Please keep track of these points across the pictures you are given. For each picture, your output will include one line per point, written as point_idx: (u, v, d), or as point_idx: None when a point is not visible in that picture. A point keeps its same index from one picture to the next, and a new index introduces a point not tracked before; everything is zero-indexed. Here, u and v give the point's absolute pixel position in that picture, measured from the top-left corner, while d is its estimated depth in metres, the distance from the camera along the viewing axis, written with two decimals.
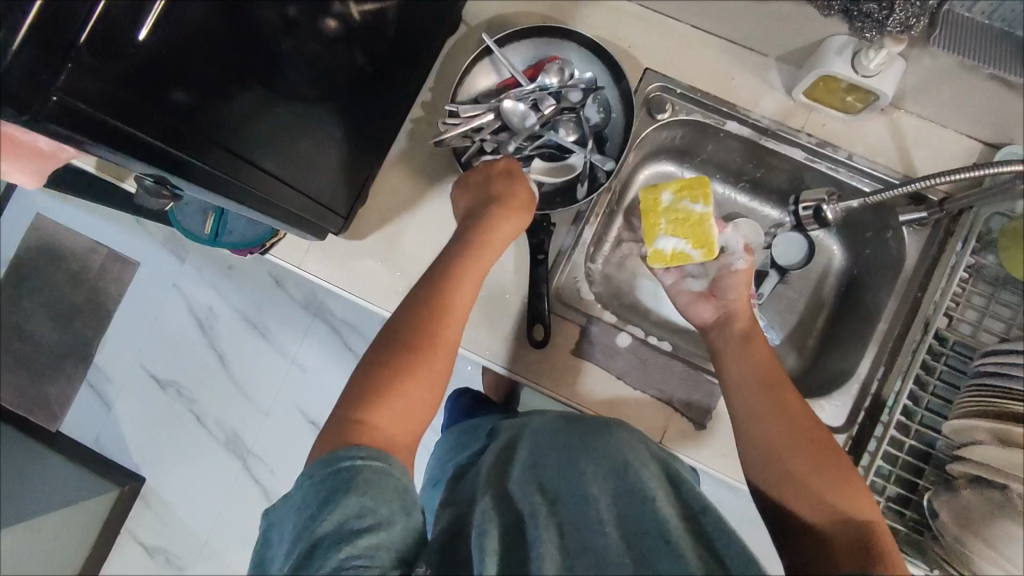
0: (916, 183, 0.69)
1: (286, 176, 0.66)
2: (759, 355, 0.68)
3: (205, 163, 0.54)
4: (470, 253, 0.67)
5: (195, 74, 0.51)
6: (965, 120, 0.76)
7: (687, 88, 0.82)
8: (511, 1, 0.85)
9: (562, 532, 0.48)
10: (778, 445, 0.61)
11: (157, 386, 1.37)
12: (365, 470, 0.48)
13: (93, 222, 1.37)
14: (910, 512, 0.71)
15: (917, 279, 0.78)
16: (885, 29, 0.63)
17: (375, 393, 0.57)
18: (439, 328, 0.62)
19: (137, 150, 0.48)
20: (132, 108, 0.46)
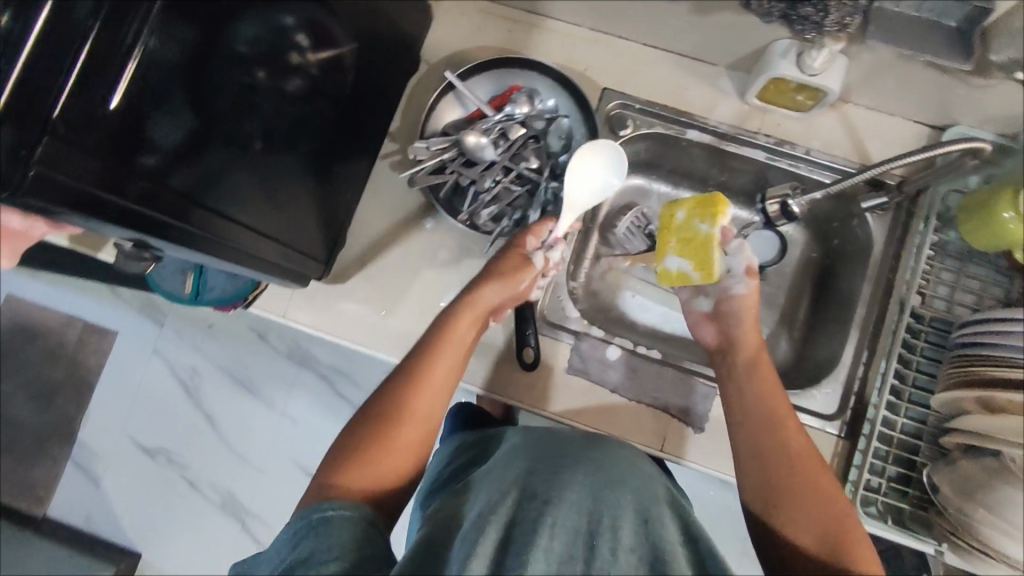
0: (873, 170, 0.72)
1: (273, 231, 0.69)
2: (767, 389, 0.68)
3: (184, 223, 0.56)
4: (449, 325, 0.68)
5: (169, 136, 0.53)
6: (909, 107, 0.80)
7: (645, 103, 0.85)
8: (467, 37, 0.88)
9: (553, 536, 0.50)
10: (776, 474, 0.62)
11: (145, 456, 1.33)
12: (335, 517, 0.52)
13: (67, 294, 1.35)
14: (912, 490, 0.72)
15: (887, 261, 0.81)
16: (823, 29, 0.64)
17: (349, 457, 0.60)
18: (412, 401, 0.64)
19: (118, 218, 0.50)
20: (115, 178, 0.48)
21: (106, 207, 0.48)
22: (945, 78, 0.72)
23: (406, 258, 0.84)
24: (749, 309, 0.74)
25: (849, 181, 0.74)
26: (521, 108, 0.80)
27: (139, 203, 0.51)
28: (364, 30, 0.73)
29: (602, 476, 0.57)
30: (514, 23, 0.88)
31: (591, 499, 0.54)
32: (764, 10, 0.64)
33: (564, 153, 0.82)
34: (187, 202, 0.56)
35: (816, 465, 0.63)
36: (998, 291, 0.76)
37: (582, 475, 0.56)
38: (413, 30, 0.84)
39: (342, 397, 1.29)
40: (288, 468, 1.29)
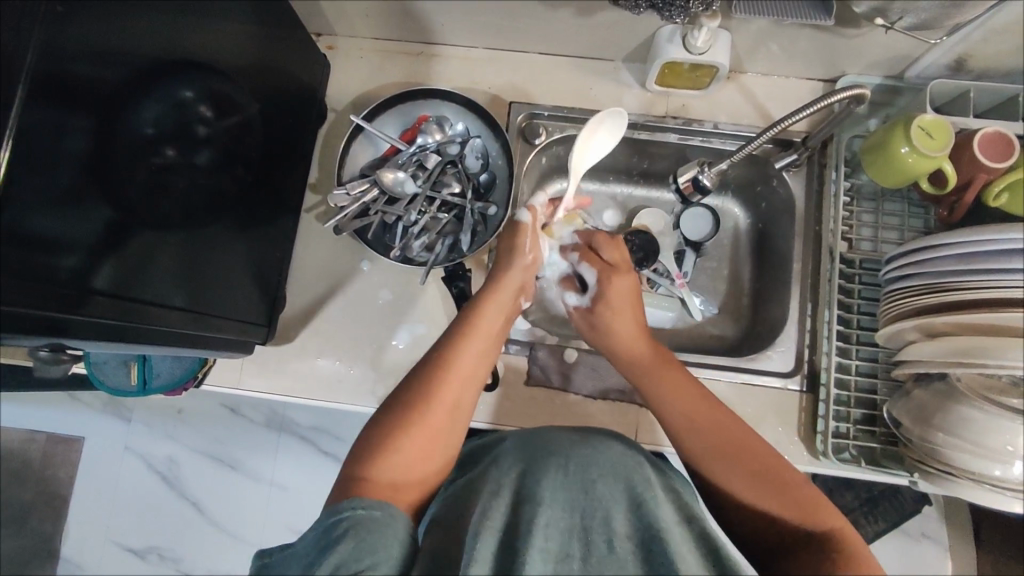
0: (773, 129, 0.73)
1: (210, 306, 0.68)
2: (690, 390, 0.65)
3: (96, 315, 0.52)
4: (471, 312, 0.67)
5: (68, 237, 0.50)
6: (800, 67, 0.83)
7: (553, 109, 0.86)
8: (369, 78, 0.89)
9: (548, 536, 0.51)
10: (736, 480, 0.59)
11: (135, 557, 1.29)
12: (364, 518, 0.49)
13: (24, 410, 1.31)
14: (879, 428, 0.74)
15: (811, 214, 0.83)
16: (691, 11, 0.64)
17: (381, 445, 0.57)
18: (442, 389, 0.61)
19: (28, 327, 0.47)
20: (21, 288, 0.46)
21: (14, 319, 0.45)
22: (822, 34, 0.75)
23: (351, 303, 0.84)
24: (623, 303, 0.73)
25: (751, 145, 0.75)
26: (434, 136, 0.82)
27: (57, 310, 0.48)
28: (256, 88, 0.73)
29: (593, 471, 0.56)
30: (412, 56, 0.89)
31: (584, 495, 0.54)
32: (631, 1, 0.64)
33: (483, 173, 0.83)
34: (109, 299, 0.54)
35: (765, 454, 0.60)
36: (916, 222, 0.80)
37: (573, 471, 0.56)
38: (313, 82, 0.85)
39: (324, 454, 1.26)
40: (284, 536, 1.26)
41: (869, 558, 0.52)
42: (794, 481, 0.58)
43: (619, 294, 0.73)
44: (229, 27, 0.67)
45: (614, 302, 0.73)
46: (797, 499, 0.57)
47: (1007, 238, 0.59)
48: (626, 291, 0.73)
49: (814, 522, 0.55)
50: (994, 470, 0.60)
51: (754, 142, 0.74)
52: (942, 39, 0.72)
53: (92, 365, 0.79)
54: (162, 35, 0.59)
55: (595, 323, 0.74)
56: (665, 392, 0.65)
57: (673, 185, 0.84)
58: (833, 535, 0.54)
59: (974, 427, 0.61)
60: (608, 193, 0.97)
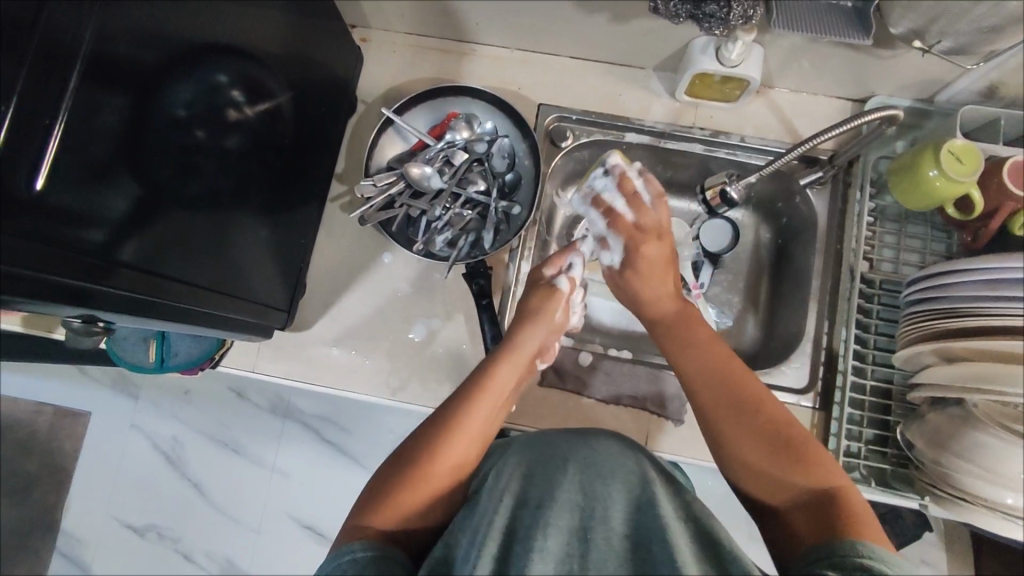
0: (798, 149, 0.73)
1: (232, 289, 0.69)
2: (711, 345, 0.67)
3: (118, 288, 0.53)
4: (480, 376, 0.67)
5: (105, 210, 0.52)
6: (829, 85, 0.83)
7: (581, 113, 0.87)
8: (400, 72, 0.90)
9: (547, 535, 0.51)
10: (738, 433, 0.59)
11: (135, 534, 1.30)
12: (364, 560, 0.49)
13: (36, 382, 1.32)
14: (891, 450, 0.74)
15: (834, 233, 0.84)
16: (731, 24, 0.61)
17: (385, 496, 0.57)
18: (450, 442, 0.61)
19: (52, 293, 0.48)
20: (51, 256, 0.46)
21: (41, 285, 0.47)
22: (857, 54, 0.76)
23: (369, 294, 0.85)
24: (651, 269, 0.74)
25: (779, 161, 0.75)
26: (462, 133, 0.83)
27: (84, 281, 0.49)
28: (288, 76, 0.73)
29: (596, 473, 0.58)
30: (445, 54, 0.90)
31: (582, 497, 0.55)
32: (669, 10, 0.60)
33: (508, 172, 0.83)
34: (136, 272, 0.55)
35: (778, 409, 0.61)
36: (939, 246, 0.80)
37: (573, 474, 0.57)
38: (346, 73, 0.86)
39: (329, 443, 1.27)
40: (284, 522, 1.27)
41: (868, 511, 0.52)
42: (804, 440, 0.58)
43: (649, 260, 0.74)
44: (270, 14, 0.68)
45: (639, 266, 0.74)
46: (801, 452, 0.57)
47: (1011, 266, 0.60)
48: (655, 257, 0.74)
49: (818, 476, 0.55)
50: (1005, 498, 0.60)
51: (779, 159, 0.75)
52: (978, 65, 0.72)
53: (112, 341, 0.80)
54: (210, 19, 0.60)
55: (623, 286, 0.77)
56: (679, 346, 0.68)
57: (700, 197, 0.84)
58: (831, 489, 0.54)
59: (987, 453, 0.61)
60: None
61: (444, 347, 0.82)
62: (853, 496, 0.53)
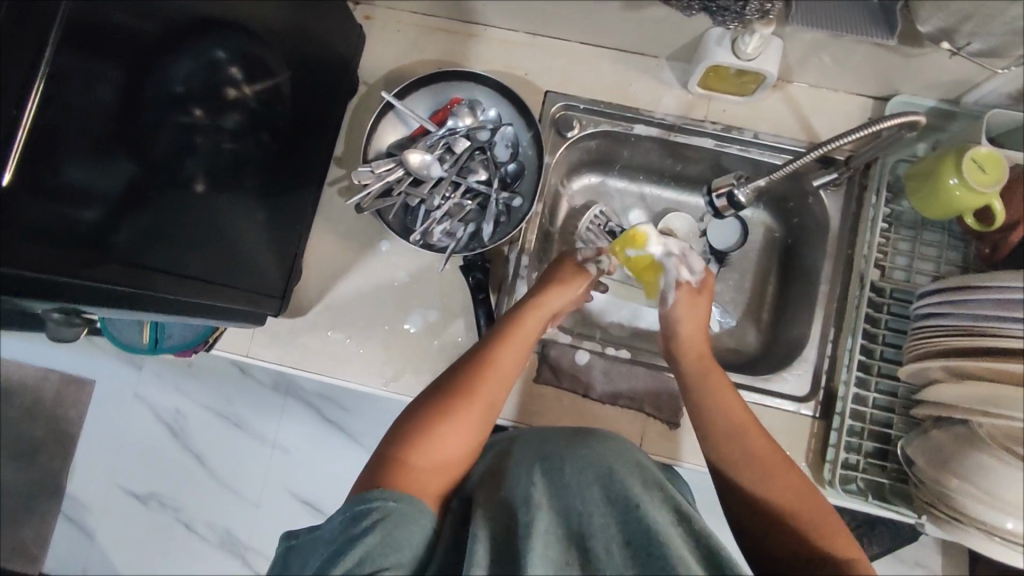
0: (817, 151, 0.69)
1: (220, 278, 0.67)
2: (734, 404, 0.67)
3: (96, 280, 0.51)
4: (512, 320, 0.71)
5: (89, 193, 0.50)
6: (850, 81, 0.79)
7: (589, 102, 0.84)
8: (405, 52, 0.87)
9: (546, 542, 0.49)
10: (760, 489, 0.61)
11: (139, 502, 1.32)
12: (393, 513, 0.50)
13: (41, 349, 1.33)
14: (891, 464, 0.72)
15: (845, 237, 0.81)
16: (745, 18, 0.57)
17: (419, 429, 0.60)
18: (482, 383, 0.65)
19: (16, 287, 0.45)
20: (15, 246, 0.44)
21: (15, 280, 0.45)
22: (881, 51, 0.72)
23: (366, 281, 0.83)
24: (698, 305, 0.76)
25: (792, 165, 0.72)
26: (464, 120, 0.80)
27: (58, 274, 0.47)
28: (288, 57, 0.71)
29: (591, 475, 0.55)
30: (451, 35, 0.87)
31: (580, 500, 0.53)
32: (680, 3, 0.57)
33: (511, 163, 0.81)
34: (117, 266, 0.53)
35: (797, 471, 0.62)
36: (955, 255, 0.76)
37: (569, 477, 0.55)
38: (348, 53, 0.83)
39: (327, 422, 1.27)
40: (282, 496, 1.28)
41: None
42: (820, 507, 0.59)
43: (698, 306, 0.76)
44: None
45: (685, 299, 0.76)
46: (822, 519, 0.57)
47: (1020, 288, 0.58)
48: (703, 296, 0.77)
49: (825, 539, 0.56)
50: (1006, 523, 0.58)
51: (794, 163, 0.71)
52: (1009, 68, 0.68)
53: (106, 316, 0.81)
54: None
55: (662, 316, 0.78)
56: (714, 399, 0.68)
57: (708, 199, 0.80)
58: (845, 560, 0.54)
59: (990, 477, 0.59)
60: (637, 192, 0.97)
61: (440, 338, 0.81)
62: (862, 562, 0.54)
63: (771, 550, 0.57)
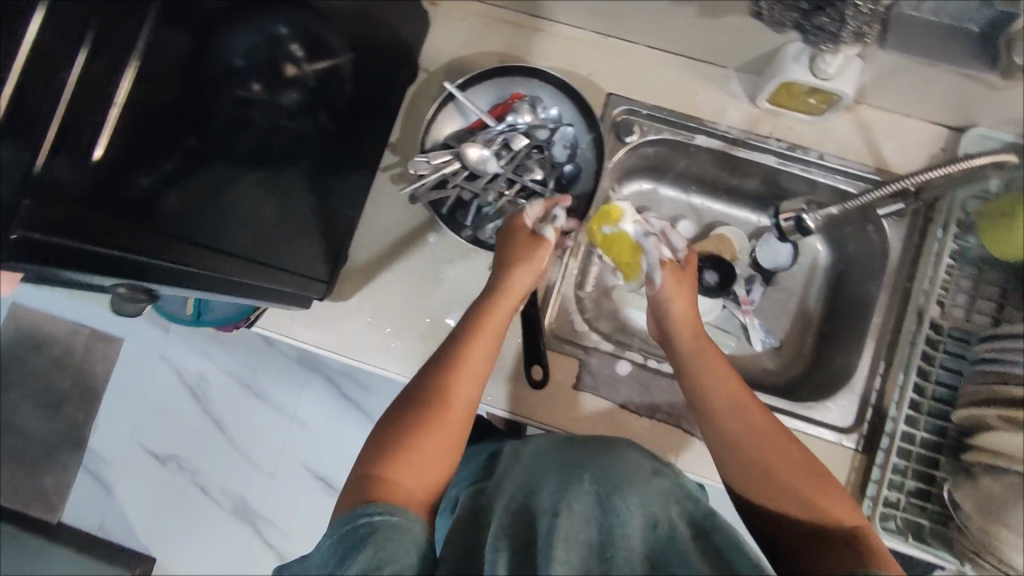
0: (904, 181, 0.69)
1: (279, 261, 0.67)
2: (722, 368, 0.66)
3: (171, 260, 0.52)
4: (486, 306, 0.68)
5: (170, 172, 0.51)
6: (927, 109, 0.77)
7: (652, 108, 0.82)
8: (468, 42, 0.85)
9: (568, 549, 0.46)
10: (754, 456, 0.61)
11: (157, 463, 1.33)
12: (383, 526, 0.48)
13: (73, 304, 1.34)
14: (932, 506, 0.70)
15: (905, 269, 0.79)
16: (840, 40, 0.55)
17: (393, 445, 0.57)
18: (454, 383, 0.62)
19: (98, 264, 0.46)
20: (96, 220, 0.45)
21: (99, 258, 0.46)
22: (967, 81, 0.69)
23: (411, 271, 0.83)
24: (683, 276, 0.74)
25: (866, 197, 0.71)
26: (524, 117, 0.78)
27: (138, 253, 0.48)
28: (359, 41, 0.70)
29: (611, 485, 0.52)
30: (516, 27, 0.85)
31: (601, 510, 0.50)
32: (775, 19, 0.56)
33: (568, 164, 0.79)
34: (191, 247, 0.54)
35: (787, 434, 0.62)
36: (1019, 298, 0.74)
37: (588, 484, 0.52)
38: (412, 38, 0.82)
39: (350, 403, 1.28)
40: (298, 471, 1.29)
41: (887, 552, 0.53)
42: (813, 468, 0.59)
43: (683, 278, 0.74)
44: None
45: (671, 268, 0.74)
46: (819, 482, 0.58)
47: None
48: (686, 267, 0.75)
49: (831, 520, 0.56)
50: None
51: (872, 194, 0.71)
52: None
53: None
54: None
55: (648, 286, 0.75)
56: (702, 367, 0.67)
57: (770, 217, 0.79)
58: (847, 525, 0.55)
59: None
60: (689, 202, 0.94)
61: None
62: (870, 531, 0.55)
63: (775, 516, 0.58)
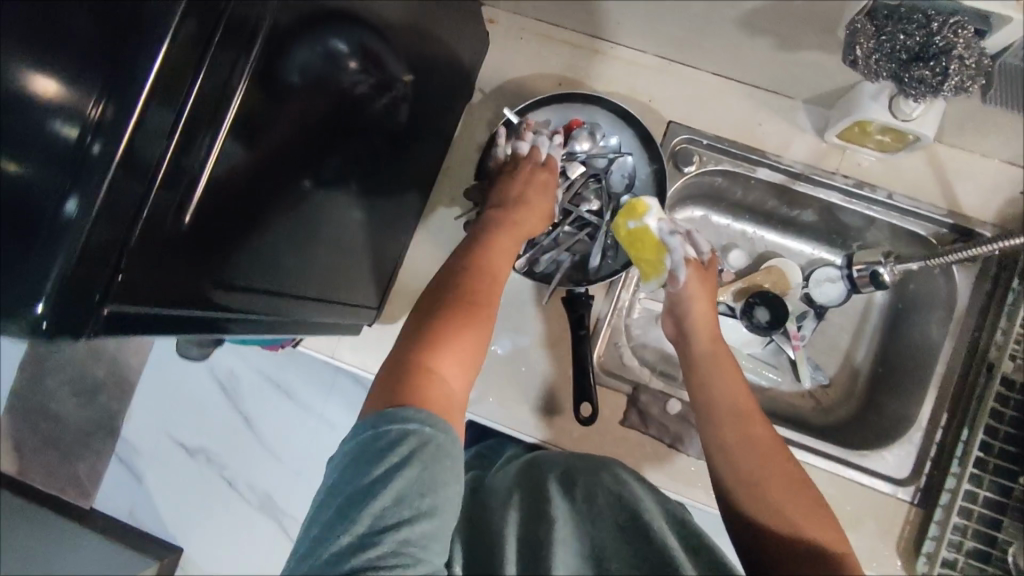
0: (967, 252, 0.67)
1: (332, 295, 0.64)
2: (731, 372, 0.65)
3: (238, 311, 0.48)
4: (502, 234, 0.66)
5: (249, 222, 0.47)
6: (1008, 151, 0.74)
7: (714, 138, 0.79)
8: (525, 62, 0.83)
9: (564, 547, 0.57)
10: (748, 461, 0.59)
11: (185, 454, 1.23)
12: (423, 444, 0.47)
13: None
14: (993, 568, 0.68)
15: (972, 317, 0.76)
16: (940, 94, 0.57)
17: (428, 334, 0.56)
18: (481, 286, 0.61)
19: (172, 325, 0.43)
20: (179, 285, 0.41)
21: (175, 318, 0.42)
22: None
23: None
24: (707, 276, 0.71)
25: (947, 258, 0.69)
26: (582, 145, 0.76)
27: (212, 310, 0.45)
28: (428, 64, 0.67)
29: (598, 499, 0.62)
30: (575, 48, 0.83)
31: (590, 519, 0.61)
32: (871, 71, 0.59)
33: (625, 194, 0.77)
34: (257, 295, 0.50)
35: (780, 443, 0.61)
36: None
37: (581, 497, 0.62)
38: (472, 58, 0.79)
39: None
40: None
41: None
42: (803, 487, 0.58)
43: (707, 278, 0.70)
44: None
45: (699, 267, 0.70)
46: (803, 499, 0.57)
47: None
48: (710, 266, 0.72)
49: (812, 538, 0.54)
50: None
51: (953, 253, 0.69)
52: None
53: None
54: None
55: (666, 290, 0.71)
56: (711, 368, 0.65)
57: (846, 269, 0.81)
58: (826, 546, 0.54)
59: None
60: (742, 231, 0.90)
61: (528, 364, 0.79)
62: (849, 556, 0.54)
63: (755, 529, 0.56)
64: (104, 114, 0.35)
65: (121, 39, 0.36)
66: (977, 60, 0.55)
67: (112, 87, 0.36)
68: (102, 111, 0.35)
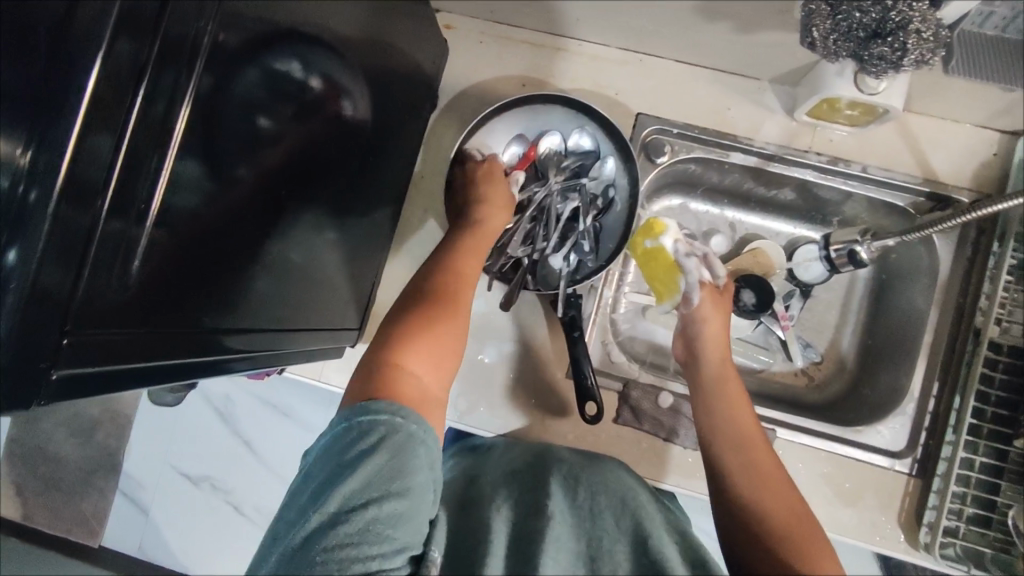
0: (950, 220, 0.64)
1: (311, 321, 0.63)
2: (739, 403, 0.64)
3: (216, 351, 0.47)
4: (470, 236, 0.70)
5: (214, 258, 0.45)
6: (978, 115, 0.73)
7: (684, 126, 0.78)
8: (488, 66, 0.82)
9: (558, 549, 0.47)
10: (751, 482, 0.57)
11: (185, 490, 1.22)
12: (392, 433, 0.47)
13: None
14: (994, 532, 0.67)
15: (955, 283, 0.76)
16: (901, 69, 0.57)
17: (398, 333, 0.58)
18: (457, 287, 0.63)
19: (147, 377, 0.42)
20: (143, 337, 0.40)
21: (146, 368, 0.41)
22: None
23: None
24: (720, 306, 0.71)
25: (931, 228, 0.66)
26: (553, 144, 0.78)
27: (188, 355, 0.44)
28: (389, 77, 0.66)
29: (598, 500, 0.53)
30: (536, 47, 0.82)
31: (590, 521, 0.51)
32: (831, 51, 0.58)
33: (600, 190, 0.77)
34: (233, 334, 0.49)
35: (783, 472, 0.59)
36: None
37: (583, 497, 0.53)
38: (433, 66, 0.78)
39: None
40: None
41: None
42: (803, 516, 0.55)
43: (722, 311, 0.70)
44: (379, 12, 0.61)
45: (714, 299, 0.70)
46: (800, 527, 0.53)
47: None
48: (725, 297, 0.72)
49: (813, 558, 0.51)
50: None
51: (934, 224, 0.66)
52: None
53: None
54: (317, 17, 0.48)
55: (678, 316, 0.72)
56: (720, 393, 0.65)
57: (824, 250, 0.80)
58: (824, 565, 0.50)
59: None
60: (721, 215, 0.89)
61: (517, 370, 0.78)
62: None
63: (746, 550, 0.53)
64: (35, 160, 0.31)
65: (42, 72, 0.32)
66: (933, 32, 0.54)
67: (38, 130, 0.31)
68: (31, 157, 0.31)
